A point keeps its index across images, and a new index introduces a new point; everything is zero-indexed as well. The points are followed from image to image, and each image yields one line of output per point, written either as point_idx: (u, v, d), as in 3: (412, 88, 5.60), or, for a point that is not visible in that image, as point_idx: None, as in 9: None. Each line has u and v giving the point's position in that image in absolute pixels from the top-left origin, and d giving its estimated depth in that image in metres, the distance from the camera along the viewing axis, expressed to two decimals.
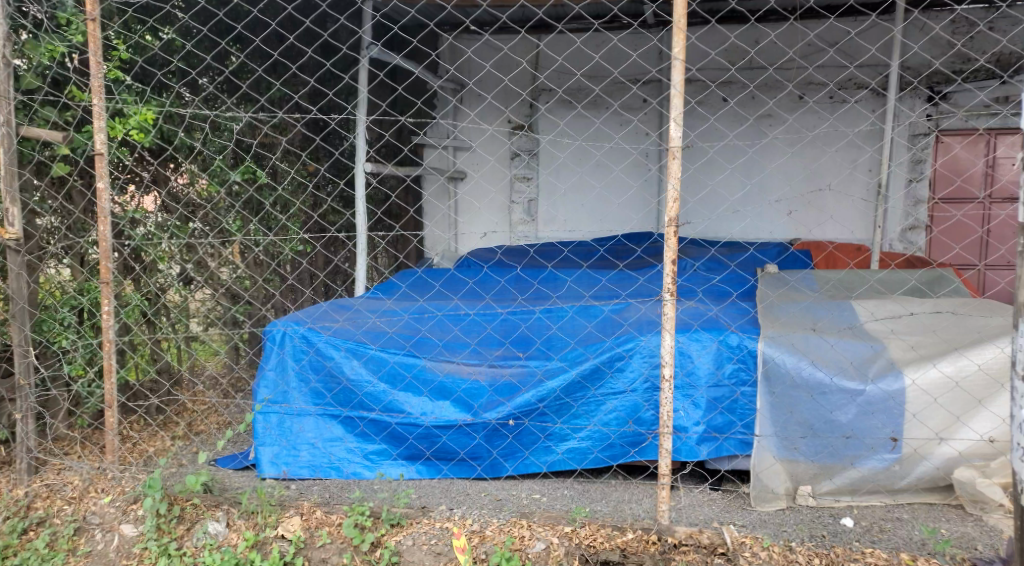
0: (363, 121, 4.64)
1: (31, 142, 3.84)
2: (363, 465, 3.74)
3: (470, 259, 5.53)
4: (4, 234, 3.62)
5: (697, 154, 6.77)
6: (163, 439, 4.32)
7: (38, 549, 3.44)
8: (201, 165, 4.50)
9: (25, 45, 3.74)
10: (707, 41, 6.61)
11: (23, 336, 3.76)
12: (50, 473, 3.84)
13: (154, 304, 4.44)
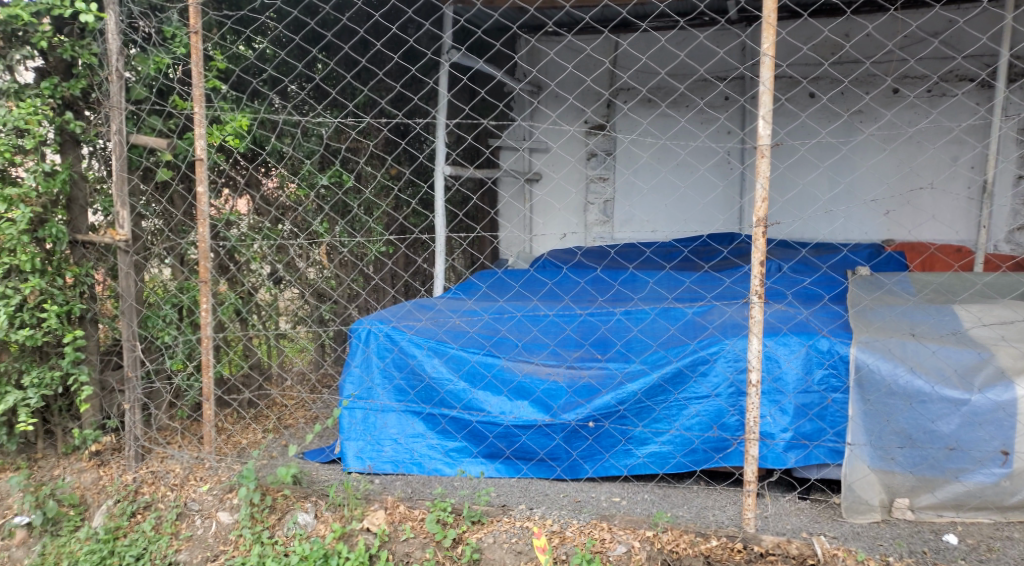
0: (444, 123, 4.74)
1: (139, 149, 4.12)
2: (444, 462, 3.79)
3: (548, 259, 5.52)
4: (115, 236, 3.89)
5: (787, 153, 6.59)
6: (256, 432, 4.51)
7: (145, 531, 3.69)
8: (291, 169, 4.67)
9: (135, 60, 4.00)
10: (798, 36, 6.42)
11: (131, 332, 4.01)
12: (154, 461, 4.08)
13: (246, 301, 4.60)
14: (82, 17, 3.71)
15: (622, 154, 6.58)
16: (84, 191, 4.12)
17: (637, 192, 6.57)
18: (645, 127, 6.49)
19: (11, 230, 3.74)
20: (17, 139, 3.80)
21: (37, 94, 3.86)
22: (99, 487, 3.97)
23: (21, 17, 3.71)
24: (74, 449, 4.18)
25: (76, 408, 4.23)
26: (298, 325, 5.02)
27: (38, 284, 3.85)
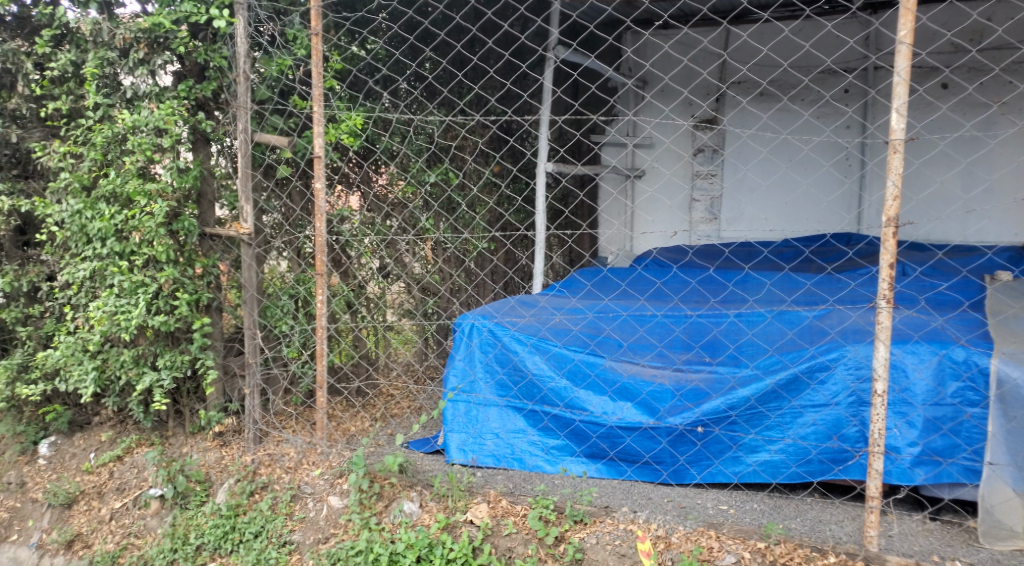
0: (549, 120, 4.71)
1: (263, 146, 4.33)
2: (545, 459, 3.79)
3: (657, 258, 5.41)
4: (239, 230, 4.11)
5: (925, 147, 6.19)
6: (365, 421, 4.66)
7: (263, 511, 3.89)
8: (399, 166, 4.75)
9: (261, 62, 4.21)
10: (941, 21, 5.99)
11: (252, 320, 4.24)
12: (271, 444, 4.30)
13: (351, 294, 4.74)
14: (215, 23, 3.94)
15: (739, 150, 6.34)
16: (213, 187, 4.38)
17: (756, 190, 6.30)
18: (760, 121, 6.23)
19: (150, 222, 4.03)
20: (157, 138, 4.07)
21: (175, 96, 4.14)
22: (222, 465, 4.23)
23: (163, 24, 4.00)
24: (200, 429, 4.47)
25: (202, 391, 4.50)
26: (404, 319, 5.07)
27: (172, 274, 4.13)
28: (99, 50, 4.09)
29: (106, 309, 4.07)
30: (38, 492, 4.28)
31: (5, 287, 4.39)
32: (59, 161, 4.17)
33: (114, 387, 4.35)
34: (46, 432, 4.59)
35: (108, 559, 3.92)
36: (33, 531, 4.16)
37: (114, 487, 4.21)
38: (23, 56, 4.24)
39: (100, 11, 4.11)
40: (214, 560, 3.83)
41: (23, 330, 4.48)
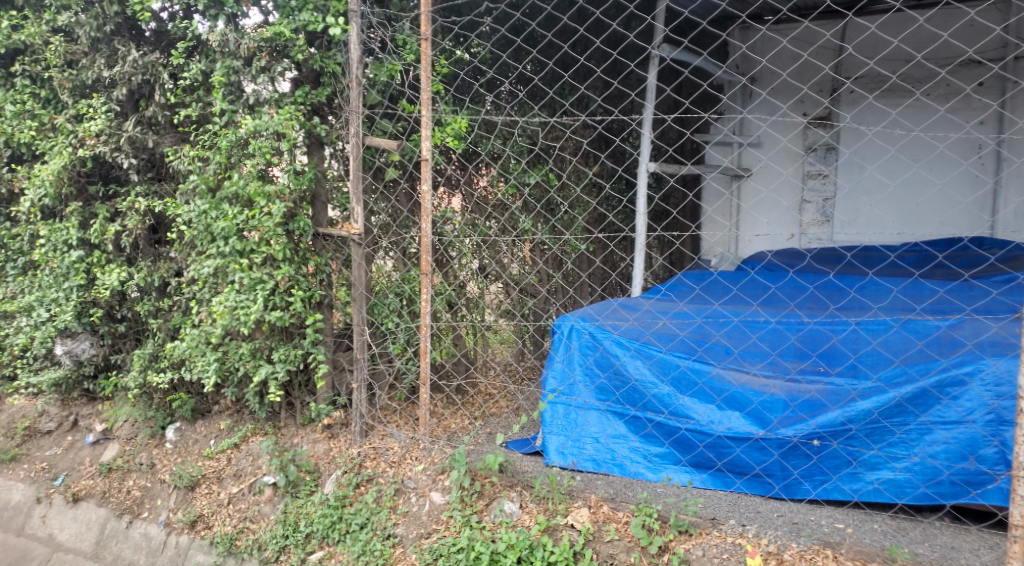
0: (652, 118, 4.61)
1: (373, 149, 4.46)
2: (647, 467, 3.73)
3: (772, 262, 5.19)
4: (350, 230, 4.27)
5: None
6: (466, 419, 4.72)
7: (368, 503, 4.02)
8: (500, 172, 4.74)
9: (372, 66, 4.33)
10: None
11: (361, 317, 4.41)
12: (376, 437, 4.42)
13: (451, 294, 4.78)
14: (331, 31, 4.11)
15: (865, 147, 5.95)
16: (325, 189, 4.55)
17: (883, 189, 5.91)
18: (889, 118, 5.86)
19: (268, 222, 4.24)
20: (276, 142, 4.29)
21: (292, 102, 4.34)
22: (330, 457, 4.39)
23: (284, 33, 4.20)
24: (310, 421, 4.66)
25: (313, 384, 4.68)
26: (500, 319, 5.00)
27: (288, 272, 4.34)
28: (225, 59, 4.33)
29: (228, 304, 4.31)
30: (166, 474, 4.61)
31: (140, 282, 4.77)
32: (189, 164, 4.47)
33: (233, 378, 4.60)
34: (172, 418, 4.91)
35: (227, 540, 4.18)
36: (161, 509, 4.50)
37: (231, 473, 4.47)
38: (160, 67, 4.58)
39: (226, 22, 4.35)
40: (322, 548, 3.98)
41: (154, 322, 4.82)
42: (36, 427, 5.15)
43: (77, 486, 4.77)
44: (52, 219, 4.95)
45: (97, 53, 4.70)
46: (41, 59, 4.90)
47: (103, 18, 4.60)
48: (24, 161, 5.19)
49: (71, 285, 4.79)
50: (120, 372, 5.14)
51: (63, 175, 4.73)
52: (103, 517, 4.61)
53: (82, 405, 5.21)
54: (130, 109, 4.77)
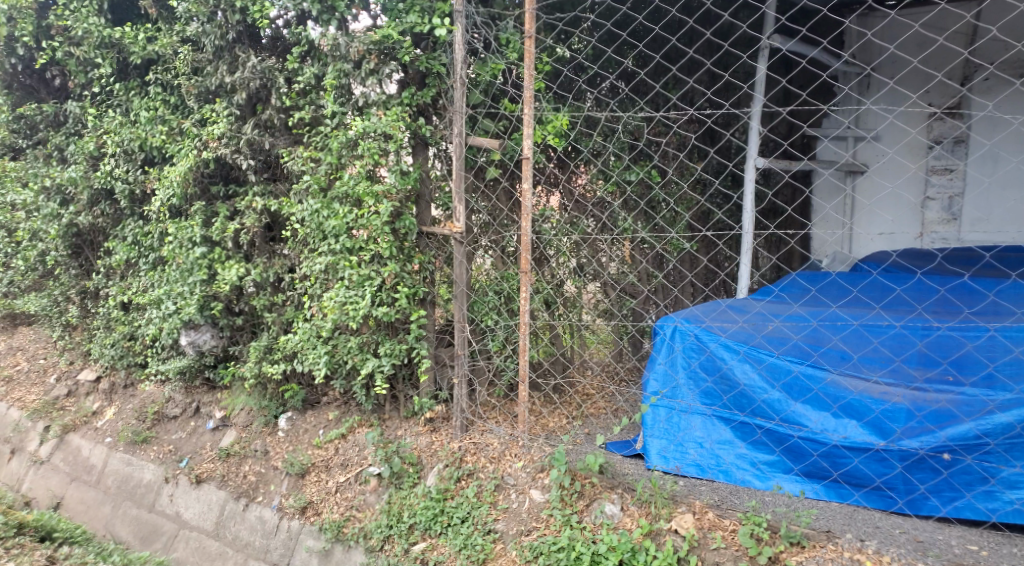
0: (762, 112, 4.41)
1: (475, 148, 4.52)
2: (754, 475, 3.61)
3: (898, 263, 4.85)
4: (453, 229, 4.34)
5: None
6: (565, 418, 4.69)
7: (469, 497, 4.11)
8: (599, 174, 4.68)
9: (477, 66, 4.38)
10: None
11: (462, 314, 4.45)
12: (476, 433, 4.46)
13: (550, 292, 4.74)
14: (437, 31, 4.18)
15: (1009, 139, 5.47)
16: (429, 188, 4.64)
17: None
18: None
19: (376, 221, 4.37)
20: (384, 142, 4.41)
21: (399, 103, 4.46)
22: (431, 450, 4.48)
23: (392, 36, 4.31)
24: (413, 414, 4.76)
25: (416, 378, 4.79)
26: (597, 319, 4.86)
27: (394, 269, 4.45)
28: (337, 63, 4.47)
29: (338, 299, 4.48)
30: (279, 460, 4.84)
31: (256, 277, 5.00)
32: (303, 165, 4.65)
33: (342, 370, 4.76)
34: (284, 408, 5.12)
35: (335, 527, 4.35)
36: (274, 494, 4.72)
37: (339, 462, 4.65)
38: (277, 73, 4.79)
39: (338, 27, 4.51)
40: (425, 539, 4.08)
41: (269, 316, 5.07)
42: (164, 412, 5.53)
43: (199, 468, 5.08)
44: (179, 218, 5.28)
45: (220, 60, 4.97)
46: (171, 68, 5.24)
47: (225, 27, 4.86)
48: (155, 163, 5.56)
49: (194, 279, 5.08)
50: (237, 363, 5.41)
51: (189, 176, 5.05)
52: (223, 499, 4.88)
53: (203, 393, 5.51)
54: (248, 113, 5.02)
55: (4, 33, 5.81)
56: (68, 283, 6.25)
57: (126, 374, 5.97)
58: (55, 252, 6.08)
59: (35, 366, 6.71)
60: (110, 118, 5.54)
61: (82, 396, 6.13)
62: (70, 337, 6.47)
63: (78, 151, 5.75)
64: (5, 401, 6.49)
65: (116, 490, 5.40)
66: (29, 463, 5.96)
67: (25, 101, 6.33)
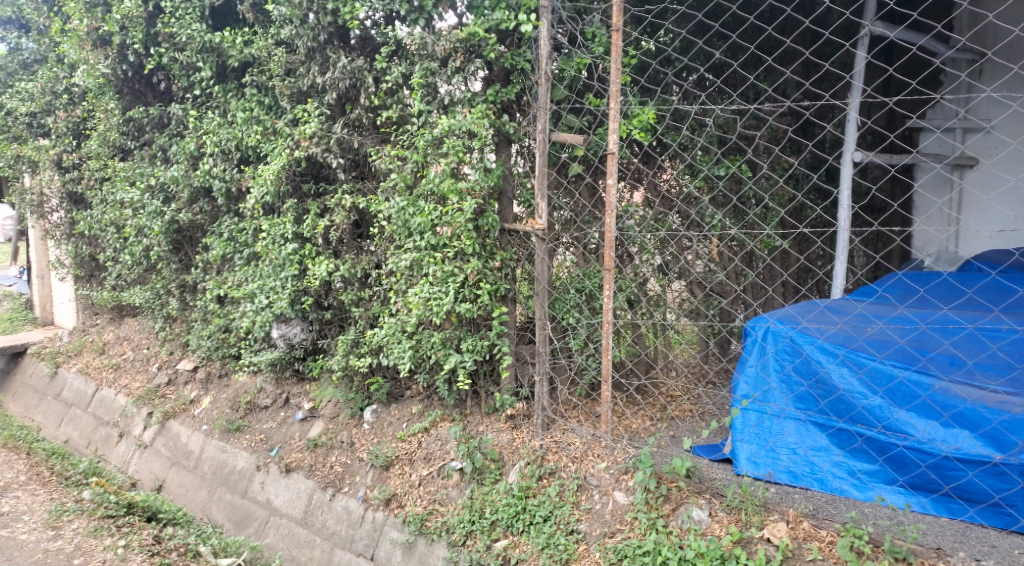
0: (859, 104, 4.18)
1: (558, 144, 4.47)
2: (853, 485, 3.45)
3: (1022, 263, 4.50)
4: (535, 226, 4.33)
5: None
6: (649, 420, 4.59)
7: (551, 496, 4.11)
8: (686, 170, 4.55)
9: (562, 61, 4.34)
10: None
11: (543, 312, 4.46)
12: (558, 431, 4.45)
13: (633, 291, 4.63)
14: (523, 27, 4.16)
15: None
16: (512, 185, 4.63)
17: None
18: None
19: (460, 218, 4.40)
20: (468, 140, 4.43)
21: (484, 101, 4.46)
22: (513, 447, 4.49)
23: (478, 33, 4.33)
24: (495, 410, 4.77)
25: (497, 374, 4.79)
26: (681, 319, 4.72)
27: (477, 265, 4.45)
28: (423, 62, 4.55)
29: (422, 295, 4.54)
30: (364, 452, 4.94)
31: (345, 272, 5.12)
32: (390, 163, 4.75)
33: (425, 365, 4.82)
34: (370, 400, 5.23)
35: (418, 520, 4.40)
36: (360, 485, 4.82)
37: (421, 456, 4.70)
38: (365, 72, 4.89)
39: (424, 26, 4.60)
40: (506, 537, 4.09)
41: (357, 310, 5.18)
42: (256, 402, 5.74)
43: (289, 458, 5.24)
44: (272, 215, 5.47)
45: (312, 61, 5.10)
46: (266, 70, 5.43)
47: (317, 29, 4.97)
48: (250, 162, 5.77)
49: (286, 275, 5.24)
50: (326, 355, 5.57)
51: (282, 174, 5.21)
52: (311, 488, 5.01)
53: (293, 384, 5.71)
54: (338, 112, 5.15)
55: (116, 40, 6.15)
56: (170, 277, 6.58)
57: (221, 365, 6.24)
58: (159, 247, 6.40)
59: (139, 355, 7.09)
60: (210, 119, 5.78)
61: (181, 385, 6.44)
62: (171, 328, 6.82)
63: (180, 151, 6.05)
64: (114, 387, 6.89)
65: (212, 475, 5.62)
66: (135, 447, 6.29)
67: (133, 104, 6.74)
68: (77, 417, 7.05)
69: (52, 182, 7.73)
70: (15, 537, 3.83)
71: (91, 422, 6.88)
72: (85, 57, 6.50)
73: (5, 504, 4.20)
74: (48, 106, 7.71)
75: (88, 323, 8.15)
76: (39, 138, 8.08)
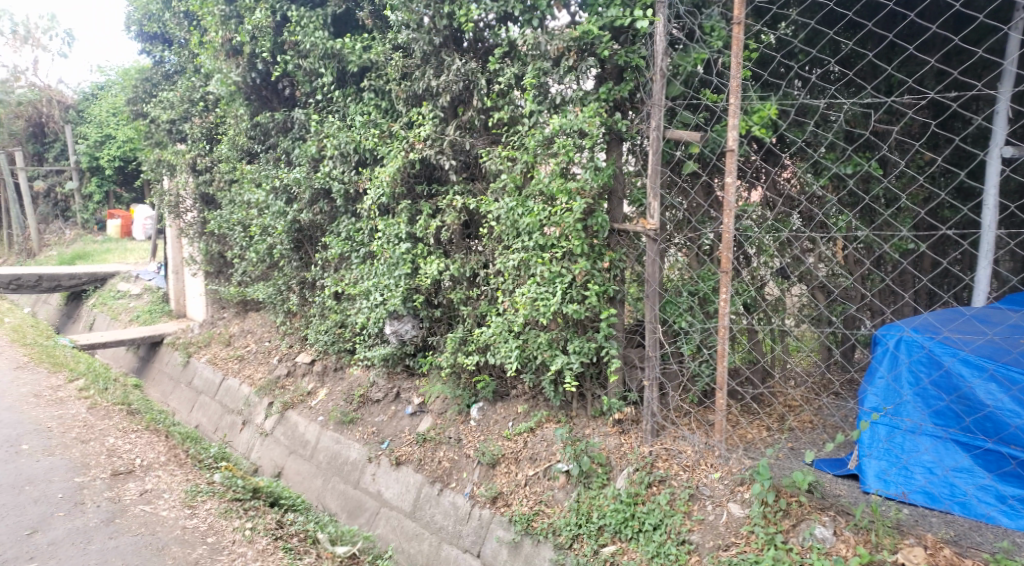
0: (1011, 92, 3.83)
1: (672, 142, 4.35)
2: (1002, 512, 3.26)
3: None
4: (647, 226, 4.26)
5: None
6: (766, 430, 4.39)
7: (662, 504, 4.00)
8: (810, 168, 4.32)
9: (678, 57, 4.23)
10: None
11: (653, 315, 4.37)
12: (668, 438, 4.36)
13: (751, 295, 4.42)
14: (639, 23, 4.08)
15: None
16: (623, 184, 4.55)
17: None
18: None
19: (569, 218, 4.36)
20: (578, 139, 4.38)
21: (596, 99, 4.40)
22: (621, 452, 4.41)
23: (592, 31, 4.28)
24: (601, 414, 4.70)
25: (604, 377, 4.71)
26: (801, 325, 4.48)
27: (584, 266, 4.39)
28: (536, 62, 4.54)
29: (530, 295, 4.55)
30: (472, 449, 4.99)
31: (454, 272, 5.18)
32: (501, 164, 4.78)
33: (532, 365, 4.80)
34: (476, 398, 5.28)
35: (525, 520, 4.40)
36: (467, 482, 4.87)
37: (528, 456, 4.71)
38: (479, 74, 4.95)
39: (537, 26, 4.61)
40: (615, 542, 4.04)
41: (465, 309, 5.24)
42: (368, 396, 5.92)
43: (399, 451, 5.35)
44: (387, 215, 5.62)
45: (428, 64, 5.21)
46: (383, 74, 5.58)
47: (433, 33, 5.08)
48: (366, 164, 5.95)
49: (400, 273, 5.38)
50: (435, 353, 5.68)
51: (397, 176, 5.33)
52: (419, 482, 5.09)
53: (404, 379, 5.86)
54: (450, 115, 5.26)
55: (247, 50, 6.51)
56: (291, 274, 6.90)
57: (337, 359, 6.49)
58: (281, 246, 6.72)
59: (262, 347, 7.47)
60: (330, 123, 6.02)
61: (299, 377, 6.73)
62: (291, 323, 7.16)
63: (303, 154, 6.32)
64: (238, 377, 7.28)
65: (327, 465, 5.82)
66: (257, 434, 6.63)
67: (261, 110, 7.07)
68: (206, 404, 7.51)
69: (188, 184, 8.26)
70: (157, 513, 4.02)
71: (218, 410, 7.30)
72: (219, 66, 6.91)
73: (148, 481, 4.34)
74: (186, 113, 8.25)
75: (215, 317, 8.65)
76: (177, 143, 8.65)
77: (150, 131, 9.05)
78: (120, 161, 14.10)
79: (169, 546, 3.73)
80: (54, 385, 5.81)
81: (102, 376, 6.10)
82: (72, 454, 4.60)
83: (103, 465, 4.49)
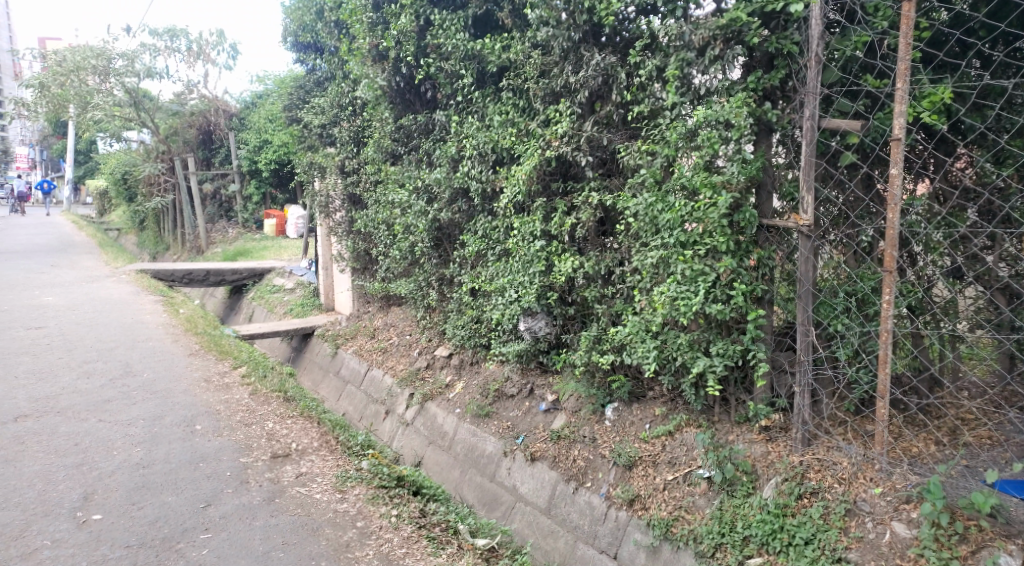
0: None
1: (828, 131, 4.07)
2: None
3: None
4: (800, 222, 4.00)
5: None
6: (935, 445, 4.05)
7: (815, 518, 3.80)
8: (990, 156, 3.87)
9: (835, 41, 3.96)
10: None
11: (806, 316, 4.15)
12: (821, 449, 4.09)
13: (918, 297, 4.08)
14: (792, 7, 3.82)
15: None
16: (773, 178, 4.34)
17: None
18: None
19: (713, 213, 4.16)
20: (724, 130, 4.17)
21: (744, 89, 4.19)
22: (768, 460, 4.20)
23: (740, 18, 4.07)
24: (745, 420, 4.46)
25: (750, 381, 4.50)
26: (977, 331, 3.98)
27: (729, 264, 4.20)
28: (679, 53, 4.41)
29: (670, 294, 4.36)
30: (606, 450, 4.91)
31: (589, 270, 5.11)
32: (640, 159, 4.69)
33: (671, 367, 4.62)
34: (611, 398, 5.19)
35: (663, 525, 4.28)
36: (603, 482, 4.80)
37: (666, 460, 4.58)
38: (619, 69, 4.87)
39: (680, 17, 4.48)
40: (761, 554, 3.85)
41: (599, 307, 5.16)
42: (503, 391, 5.99)
43: (533, 447, 5.36)
44: (522, 213, 5.65)
45: (566, 61, 5.19)
46: (522, 73, 5.62)
47: (572, 29, 5.05)
48: (503, 162, 6.01)
49: (534, 271, 5.38)
50: (569, 350, 5.65)
51: (533, 174, 5.33)
52: (554, 480, 5.07)
53: (538, 376, 5.89)
54: (588, 111, 5.21)
55: (392, 55, 6.76)
56: (430, 271, 7.10)
57: (473, 353, 6.62)
58: (422, 243, 6.94)
59: (404, 341, 7.76)
60: (468, 123, 6.13)
61: (438, 370, 6.92)
62: (430, 317, 7.37)
63: (443, 155, 6.49)
64: (381, 368, 7.59)
65: (464, 457, 5.91)
66: (398, 424, 6.87)
67: (405, 112, 7.32)
68: (352, 394, 7.89)
69: (337, 185, 8.71)
70: (311, 495, 4.24)
71: (363, 399, 7.64)
72: (367, 72, 7.23)
73: (303, 465, 4.61)
74: (335, 117, 8.69)
75: (362, 310, 9.09)
76: (327, 146, 9.14)
77: (303, 135, 9.61)
78: (276, 164, 15.09)
79: (323, 527, 3.92)
80: (221, 371, 6.30)
81: (261, 365, 6.55)
82: (237, 436, 4.94)
83: (264, 447, 4.80)
